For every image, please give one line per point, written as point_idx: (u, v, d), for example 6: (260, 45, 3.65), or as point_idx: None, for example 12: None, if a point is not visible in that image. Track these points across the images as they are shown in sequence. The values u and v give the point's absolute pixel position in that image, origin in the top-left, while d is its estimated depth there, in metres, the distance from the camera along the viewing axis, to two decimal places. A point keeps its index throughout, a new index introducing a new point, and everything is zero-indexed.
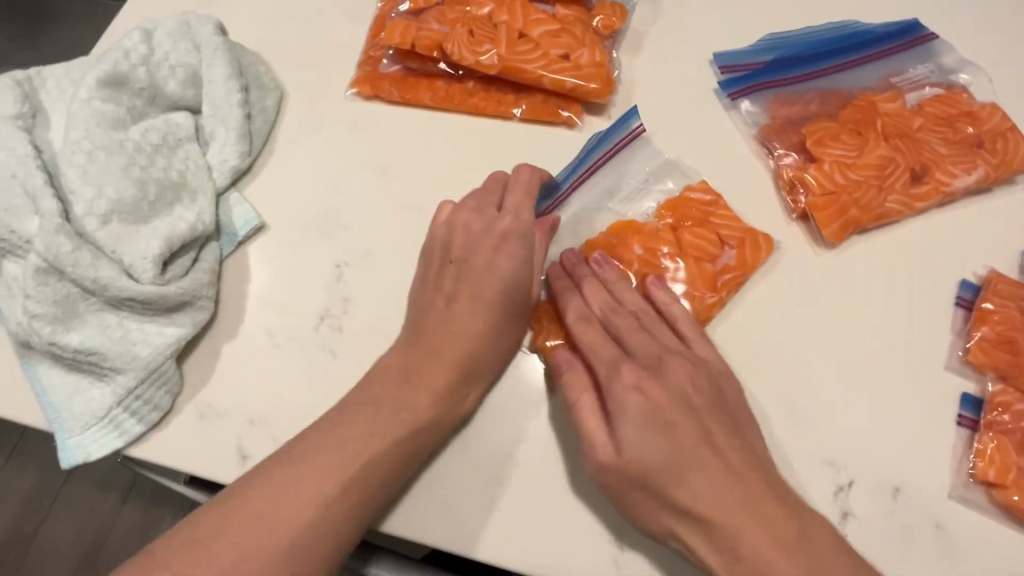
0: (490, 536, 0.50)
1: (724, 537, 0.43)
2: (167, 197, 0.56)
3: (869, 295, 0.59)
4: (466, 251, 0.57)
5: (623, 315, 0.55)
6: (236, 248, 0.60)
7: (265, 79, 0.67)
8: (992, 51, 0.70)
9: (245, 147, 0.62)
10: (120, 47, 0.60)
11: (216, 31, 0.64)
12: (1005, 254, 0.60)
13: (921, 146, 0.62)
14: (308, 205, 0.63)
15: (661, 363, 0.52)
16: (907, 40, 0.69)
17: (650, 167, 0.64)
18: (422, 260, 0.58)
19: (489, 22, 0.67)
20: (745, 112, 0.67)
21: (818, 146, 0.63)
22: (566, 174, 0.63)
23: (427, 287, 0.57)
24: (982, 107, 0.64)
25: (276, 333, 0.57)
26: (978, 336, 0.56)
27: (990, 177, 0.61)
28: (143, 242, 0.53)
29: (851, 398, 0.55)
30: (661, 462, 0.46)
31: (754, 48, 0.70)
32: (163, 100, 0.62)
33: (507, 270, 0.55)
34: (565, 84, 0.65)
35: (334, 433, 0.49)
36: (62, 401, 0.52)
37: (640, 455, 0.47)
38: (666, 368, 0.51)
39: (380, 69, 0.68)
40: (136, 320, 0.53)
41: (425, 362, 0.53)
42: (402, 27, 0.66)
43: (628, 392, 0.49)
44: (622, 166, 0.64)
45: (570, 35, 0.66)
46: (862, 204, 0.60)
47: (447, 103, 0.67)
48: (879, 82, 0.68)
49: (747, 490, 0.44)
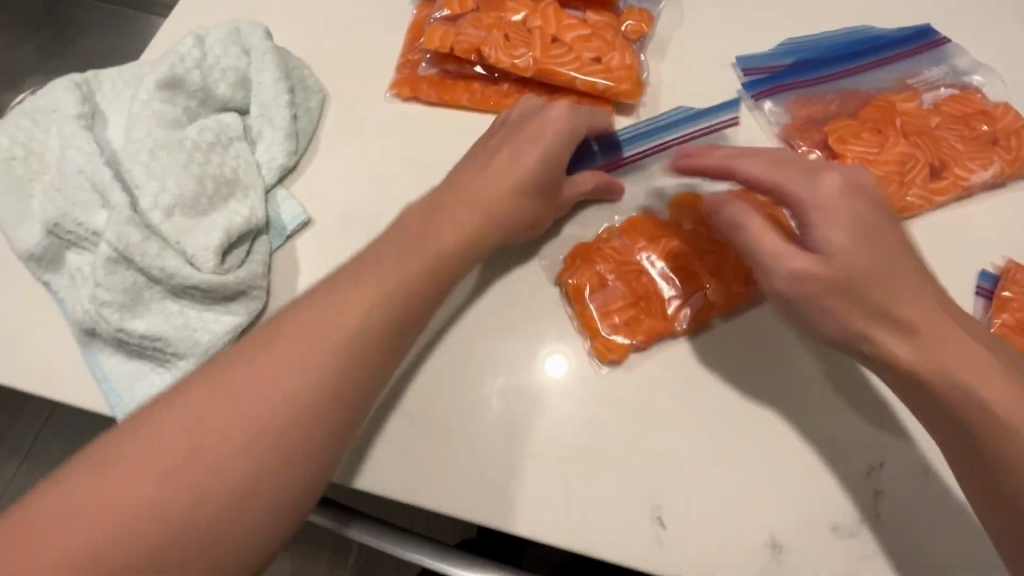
0: (537, 513, 0.53)
1: (928, 334, 0.47)
2: (223, 193, 0.59)
3: None
4: (528, 112, 0.63)
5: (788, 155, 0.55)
6: (284, 242, 0.63)
7: (309, 82, 0.70)
8: (1002, 54, 0.74)
9: (292, 146, 0.65)
10: (176, 52, 0.63)
11: (264, 36, 0.68)
12: (1022, 246, 0.63)
13: (939, 142, 0.65)
14: (352, 201, 0.66)
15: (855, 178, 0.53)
16: (923, 43, 0.73)
17: None
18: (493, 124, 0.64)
19: (523, 26, 0.70)
20: (768, 112, 0.70)
21: (840, 143, 0.66)
22: (631, 140, 0.67)
23: (479, 143, 0.63)
24: (995, 106, 0.67)
25: None
26: (999, 323, 0.58)
27: (1005, 173, 0.64)
28: (203, 234, 0.56)
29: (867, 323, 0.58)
30: (863, 274, 0.48)
31: (775, 51, 0.73)
32: (215, 101, 0.65)
33: (550, 143, 0.60)
34: (598, 85, 0.68)
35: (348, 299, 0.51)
36: (123, 387, 0.54)
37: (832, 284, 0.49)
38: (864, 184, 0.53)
39: (418, 72, 0.71)
40: (195, 308, 0.55)
41: (454, 214, 0.56)
42: (441, 32, 0.69)
43: (833, 202, 0.51)
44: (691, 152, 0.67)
45: (601, 39, 0.69)
46: (885, 197, 0.63)
47: (484, 104, 0.70)
48: (895, 84, 0.71)
49: (946, 298, 0.48)
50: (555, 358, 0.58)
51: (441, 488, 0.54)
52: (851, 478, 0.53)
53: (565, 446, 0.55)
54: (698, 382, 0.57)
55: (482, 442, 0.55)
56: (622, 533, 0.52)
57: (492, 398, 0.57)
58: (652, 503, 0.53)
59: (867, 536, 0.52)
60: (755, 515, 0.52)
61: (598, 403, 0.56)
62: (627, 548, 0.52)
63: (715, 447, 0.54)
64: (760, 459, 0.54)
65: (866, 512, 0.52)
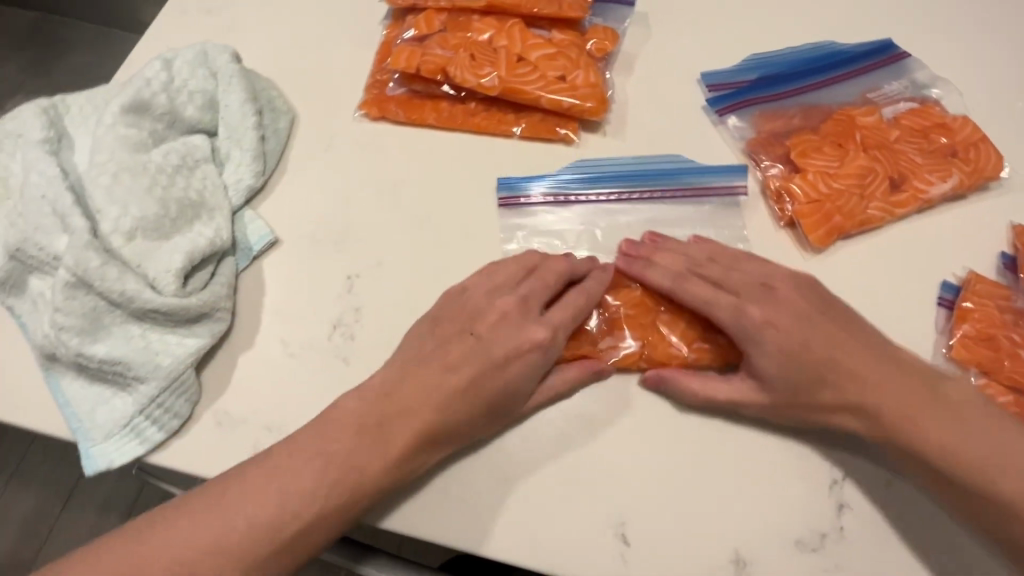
0: (502, 534, 0.52)
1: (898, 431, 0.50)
2: (187, 216, 0.59)
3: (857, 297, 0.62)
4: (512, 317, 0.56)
5: (710, 265, 0.59)
6: (251, 262, 0.63)
7: (277, 103, 0.71)
8: (961, 67, 0.75)
9: (259, 167, 0.66)
10: (142, 76, 0.64)
11: (232, 59, 0.68)
12: (983, 256, 0.64)
13: (899, 156, 0.66)
14: (321, 220, 0.66)
15: (768, 287, 0.56)
16: (881, 57, 0.74)
17: (697, 217, 0.66)
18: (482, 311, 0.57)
19: (489, 46, 0.71)
20: (733, 127, 0.71)
21: (802, 157, 0.67)
22: (613, 178, 0.67)
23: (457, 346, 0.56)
24: (954, 118, 0.68)
25: (290, 343, 0.59)
26: (961, 333, 0.59)
27: (964, 184, 0.65)
28: (165, 257, 0.56)
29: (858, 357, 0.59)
30: (803, 395, 0.52)
31: (739, 68, 0.74)
32: (182, 124, 0.65)
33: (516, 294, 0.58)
34: (562, 104, 0.68)
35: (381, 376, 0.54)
36: (84, 412, 0.54)
37: (814, 394, 0.52)
38: (778, 292, 0.56)
39: (386, 92, 0.72)
40: (158, 331, 0.55)
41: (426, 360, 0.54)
42: (407, 52, 0.70)
43: (760, 330, 0.54)
44: (671, 207, 0.66)
45: (566, 58, 0.70)
46: (846, 210, 0.63)
47: (451, 123, 0.70)
48: (856, 98, 0.72)
49: (888, 386, 0.51)
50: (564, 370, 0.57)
51: (405, 509, 0.54)
52: (814, 493, 0.53)
53: (529, 463, 0.55)
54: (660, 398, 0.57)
55: (448, 462, 0.55)
56: (586, 549, 0.52)
57: None
58: (617, 521, 0.53)
59: (831, 550, 0.52)
60: (719, 530, 0.52)
61: (563, 420, 0.56)
62: (591, 567, 0.51)
63: (679, 463, 0.55)
64: (722, 475, 0.54)
65: (830, 526, 0.52)
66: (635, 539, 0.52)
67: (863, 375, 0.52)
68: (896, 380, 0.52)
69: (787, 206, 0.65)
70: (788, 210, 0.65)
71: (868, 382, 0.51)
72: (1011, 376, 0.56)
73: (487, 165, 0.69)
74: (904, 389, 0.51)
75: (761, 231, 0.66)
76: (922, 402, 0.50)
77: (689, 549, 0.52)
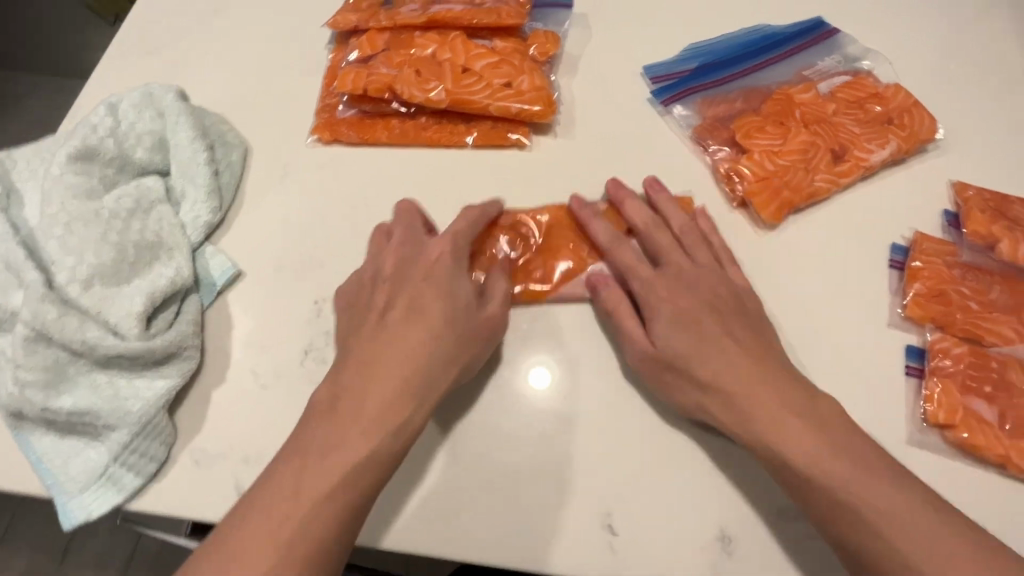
0: (492, 537, 0.53)
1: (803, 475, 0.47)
2: (145, 258, 0.59)
3: (813, 268, 0.64)
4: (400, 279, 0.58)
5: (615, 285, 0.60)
6: (216, 297, 0.63)
7: (228, 136, 0.71)
8: (890, 36, 0.78)
9: (216, 202, 0.66)
10: (87, 123, 0.63)
11: (177, 97, 0.68)
12: (927, 216, 0.66)
13: (838, 128, 0.69)
14: (283, 247, 0.66)
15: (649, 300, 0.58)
16: (813, 35, 0.77)
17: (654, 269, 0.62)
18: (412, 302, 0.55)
19: (434, 60, 0.72)
20: (678, 116, 0.73)
21: (746, 138, 0.69)
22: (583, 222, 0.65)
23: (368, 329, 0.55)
24: (886, 88, 0.71)
25: (262, 373, 0.59)
26: (913, 292, 0.61)
27: (903, 149, 0.67)
28: (126, 301, 0.56)
29: (820, 327, 0.61)
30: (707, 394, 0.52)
31: (679, 58, 0.77)
32: (133, 167, 0.65)
33: (443, 277, 0.56)
34: (510, 109, 0.69)
35: (369, 351, 0.53)
36: (57, 466, 0.53)
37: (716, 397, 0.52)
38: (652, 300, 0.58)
39: (336, 115, 0.73)
40: (125, 376, 0.55)
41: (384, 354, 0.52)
42: (353, 74, 0.71)
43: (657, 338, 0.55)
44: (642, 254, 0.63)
45: (510, 65, 0.71)
46: (793, 185, 0.65)
47: (404, 139, 0.71)
48: (793, 77, 0.74)
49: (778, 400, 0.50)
50: (541, 371, 0.59)
51: (392, 524, 0.53)
52: None
53: (510, 465, 0.55)
54: (629, 383, 0.58)
55: (432, 473, 0.55)
56: (574, 542, 0.53)
57: (430, 432, 0.57)
58: (603, 512, 0.53)
59: None
60: (701, 509, 0.53)
61: (540, 420, 0.57)
62: (582, 558, 0.52)
63: (656, 447, 0.56)
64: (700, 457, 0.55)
65: None
66: (623, 528, 0.53)
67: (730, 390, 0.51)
68: (771, 400, 0.50)
69: (738, 187, 0.67)
70: (739, 191, 0.67)
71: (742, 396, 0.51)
72: (965, 328, 0.59)
73: (444, 176, 0.70)
74: (785, 413, 0.49)
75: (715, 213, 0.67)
76: (795, 425, 0.48)
77: (677, 529, 0.53)
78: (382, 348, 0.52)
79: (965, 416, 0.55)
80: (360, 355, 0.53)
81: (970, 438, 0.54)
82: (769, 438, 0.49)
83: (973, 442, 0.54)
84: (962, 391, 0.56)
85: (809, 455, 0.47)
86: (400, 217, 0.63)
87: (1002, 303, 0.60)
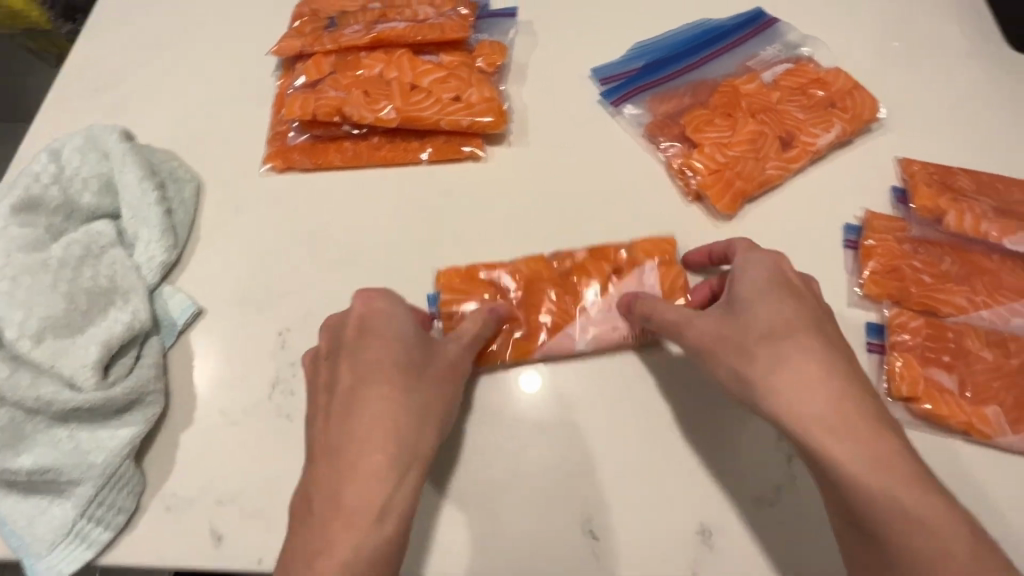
0: (475, 553, 0.53)
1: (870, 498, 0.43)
2: (99, 304, 0.58)
3: None
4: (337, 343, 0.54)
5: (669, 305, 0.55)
6: (178, 337, 0.62)
7: (179, 172, 0.70)
8: (827, 20, 0.80)
9: (170, 241, 0.64)
10: (29, 172, 0.62)
11: (121, 137, 0.67)
12: (876, 194, 0.68)
13: (784, 116, 0.70)
14: (243, 280, 0.65)
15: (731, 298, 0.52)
16: (753, 25, 0.78)
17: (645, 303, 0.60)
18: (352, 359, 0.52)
19: (381, 80, 0.72)
20: (629, 115, 0.74)
21: (696, 132, 0.70)
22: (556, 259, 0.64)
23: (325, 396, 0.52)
24: (827, 72, 0.72)
25: (230, 411, 0.58)
26: (868, 270, 0.62)
27: (847, 131, 0.69)
28: (80, 351, 0.55)
29: None
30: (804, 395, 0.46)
31: (625, 59, 0.77)
32: (80, 213, 0.64)
33: (380, 325, 0.53)
34: (461, 122, 0.70)
35: (340, 419, 0.49)
36: (23, 527, 0.52)
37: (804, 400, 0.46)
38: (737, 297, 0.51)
39: (288, 142, 0.72)
40: (86, 429, 0.54)
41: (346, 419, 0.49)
42: (301, 100, 0.70)
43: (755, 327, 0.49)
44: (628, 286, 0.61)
45: (457, 78, 0.72)
46: (744, 175, 0.66)
47: (358, 161, 0.71)
48: (737, 68, 0.76)
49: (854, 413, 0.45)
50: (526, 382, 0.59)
51: None
52: (764, 448, 0.55)
53: (488, 481, 0.55)
54: (600, 386, 0.59)
55: None
56: (557, 550, 0.53)
57: None
58: (584, 517, 0.53)
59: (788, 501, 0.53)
60: (680, 503, 0.54)
61: (514, 432, 0.57)
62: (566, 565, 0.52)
63: (630, 446, 0.56)
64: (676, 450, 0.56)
65: (783, 477, 0.54)
66: (605, 532, 0.53)
67: (782, 398, 0.46)
68: (824, 412, 0.45)
69: (692, 178, 0.68)
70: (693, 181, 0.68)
71: (798, 406, 0.45)
72: (920, 300, 0.60)
73: (401, 195, 0.70)
74: (856, 416, 0.45)
75: (672, 209, 0.68)
76: (863, 433, 0.45)
77: (657, 527, 0.53)
78: (348, 416, 0.49)
79: (927, 387, 0.56)
80: (341, 425, 0.49)
81: (934, 408, 0.55)
82: (848, 453, 0.44)
83: (936, 411, 0.55)
84: (923, 362, 0.57)
85: (883, 475, 0.43)
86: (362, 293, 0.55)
87: (955, 273, 0.61)
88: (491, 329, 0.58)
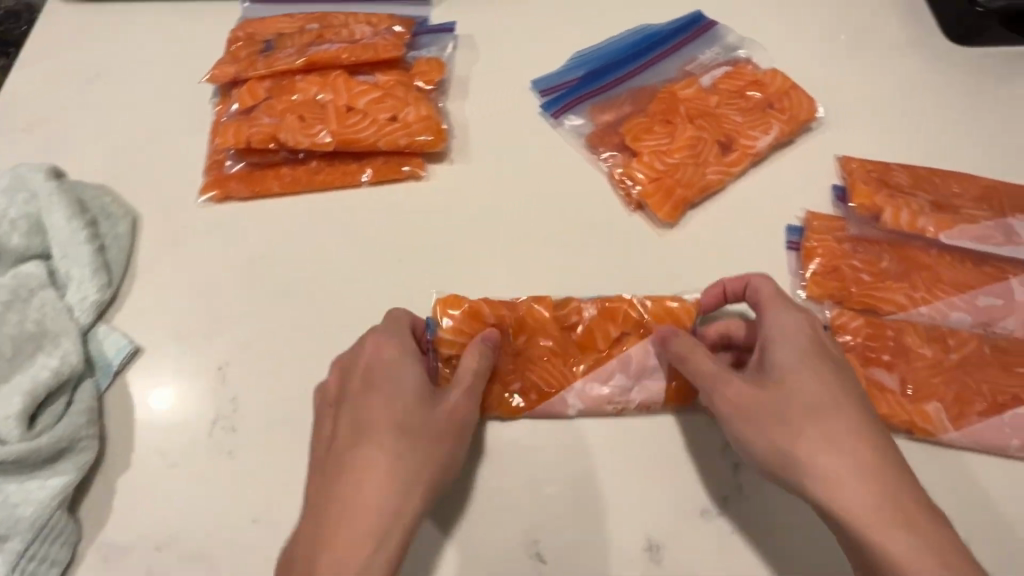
0: None
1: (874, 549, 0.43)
2: (27, 350, 0.58)
3: (713, 260, 0.65)
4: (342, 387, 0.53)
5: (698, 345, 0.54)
6: (114, 378, 0.60)
7: (112, 208, 0.68)
8: (765, 20, 0.80)
9: (103, 279, 0.63)
10: None
11: (47, 176, 0.65)
12: (818, 193, 0.68)
13: (722, 120, 0.70)
14: (182, 315, 0.64)
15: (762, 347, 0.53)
16: (691, 25, 0.78)
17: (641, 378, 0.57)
18: (351, 412, 0.51)
19: (316, 103, 0.71)
20: (570, 126, 0.73)
21: (636, 141, 0.69)
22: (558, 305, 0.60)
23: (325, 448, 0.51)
24: (765, 74, 0.72)
25: (169, 451, 0.57)
26: (810, 271, 0.62)
27: (785, 132, 0.69)
28: (7, 401, 0.54)
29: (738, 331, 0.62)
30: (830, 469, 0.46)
31: (565, 69, 0.77)
32: (10, 256, 0.63)
33: (393, 377, 0.52)
34: (399, 142, 0.69)
35: (337, 479, 0.48)
36: None
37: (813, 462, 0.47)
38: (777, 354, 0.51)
39: (225, 171, 0.71)
40: (14, 481, 0.53)
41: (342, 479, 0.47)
42: (234, 128, 0.70)
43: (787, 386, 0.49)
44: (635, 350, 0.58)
45: (393, 98, 0.71)
46: (685, 182, 0.66)
47: (296, 186, 0.70)
48: (676, 74, 0.76)
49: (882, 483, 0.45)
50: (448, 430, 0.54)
51: None
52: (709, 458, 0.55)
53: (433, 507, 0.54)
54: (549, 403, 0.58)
55: None
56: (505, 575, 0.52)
57: None
58: (530, 540, 0.53)
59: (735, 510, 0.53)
60: (628, 519, 0.53)
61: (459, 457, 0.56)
62: None
63: (578, 463, 0.56)
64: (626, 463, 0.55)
65: (730, 487, 0.54)
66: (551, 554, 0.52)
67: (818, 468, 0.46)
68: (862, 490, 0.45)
69: (632, 187, 0.68)
70: (634, 190, 0.67)
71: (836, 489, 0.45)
72: (861, 300, 0.61)
73: (343, 218, 0.69)
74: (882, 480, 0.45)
75: (616, 219, 0.68)
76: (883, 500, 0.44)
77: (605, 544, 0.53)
78: (344, 472, 0.48)
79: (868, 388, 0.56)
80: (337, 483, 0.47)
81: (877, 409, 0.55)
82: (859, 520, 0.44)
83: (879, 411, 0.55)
84: (864, 362, 0.57)
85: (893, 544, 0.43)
86: (390, 317, 0.57)
87: (894, 270, 0.62)
88: (489, 360, 0.55)
